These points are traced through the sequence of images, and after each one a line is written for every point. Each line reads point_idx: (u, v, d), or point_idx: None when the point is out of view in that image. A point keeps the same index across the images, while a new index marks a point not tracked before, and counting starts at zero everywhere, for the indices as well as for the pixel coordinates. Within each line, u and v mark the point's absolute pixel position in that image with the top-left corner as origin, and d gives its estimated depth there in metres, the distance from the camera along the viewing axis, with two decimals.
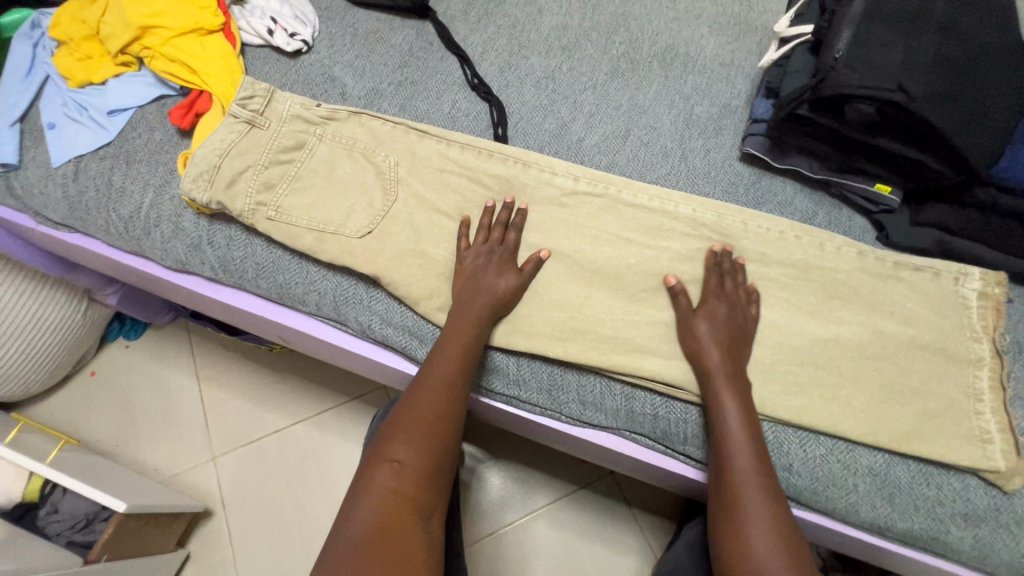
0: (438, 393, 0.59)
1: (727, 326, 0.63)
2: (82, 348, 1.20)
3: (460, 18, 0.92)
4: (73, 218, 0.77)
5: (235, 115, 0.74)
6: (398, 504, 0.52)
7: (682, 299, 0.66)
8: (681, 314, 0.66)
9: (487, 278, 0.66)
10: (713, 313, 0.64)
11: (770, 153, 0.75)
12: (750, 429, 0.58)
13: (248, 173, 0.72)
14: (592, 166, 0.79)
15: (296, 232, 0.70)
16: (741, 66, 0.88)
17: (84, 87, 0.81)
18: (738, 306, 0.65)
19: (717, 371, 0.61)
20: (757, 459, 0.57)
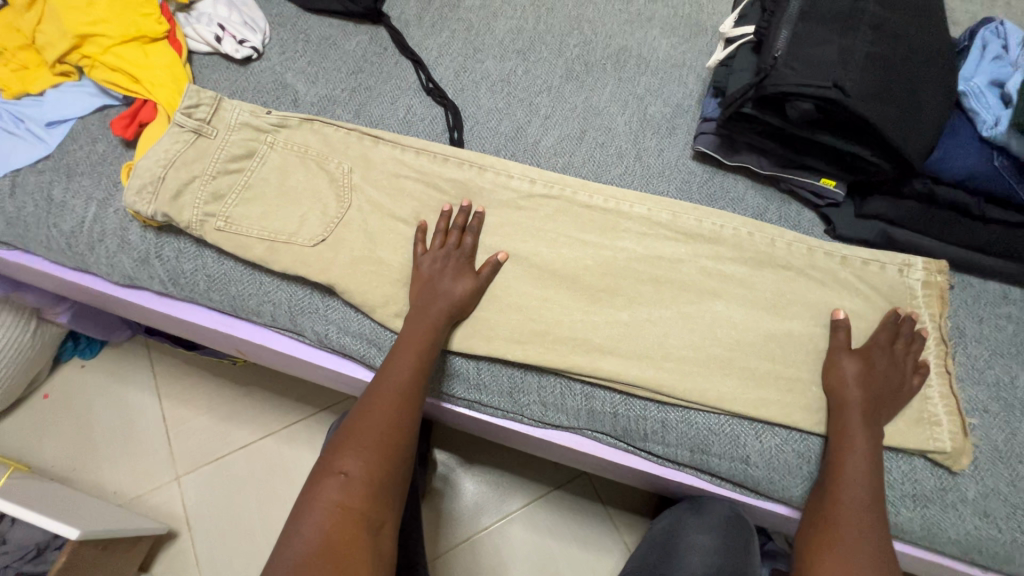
0: (392, 402, 0.59)
1: (883, 379, 0.63)
2: (34, 370, 1.16)
3: (414, 23, 0.91)
4: (11, 235, 0.74)
5: (180, 125, 0.72)
6: (345, 517, 0.51)
7: (841, 336, 0.66)
8: (835, 349, 0.65)
9: (444, 282, 0.66)
10: (872, 361, 0.63)
11: (721, 150, 0.77)
12: (868, 460, 0.58)
13: (197, 184, 0.70)
14: (549, 167, 0.79)
15: (248, 242, 0.69)
16: (692, 66, 0.90)
17: (21, 98, 0.77)
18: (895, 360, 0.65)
19: (858, 401, 0.61)
20: (868, 490, 0.57)
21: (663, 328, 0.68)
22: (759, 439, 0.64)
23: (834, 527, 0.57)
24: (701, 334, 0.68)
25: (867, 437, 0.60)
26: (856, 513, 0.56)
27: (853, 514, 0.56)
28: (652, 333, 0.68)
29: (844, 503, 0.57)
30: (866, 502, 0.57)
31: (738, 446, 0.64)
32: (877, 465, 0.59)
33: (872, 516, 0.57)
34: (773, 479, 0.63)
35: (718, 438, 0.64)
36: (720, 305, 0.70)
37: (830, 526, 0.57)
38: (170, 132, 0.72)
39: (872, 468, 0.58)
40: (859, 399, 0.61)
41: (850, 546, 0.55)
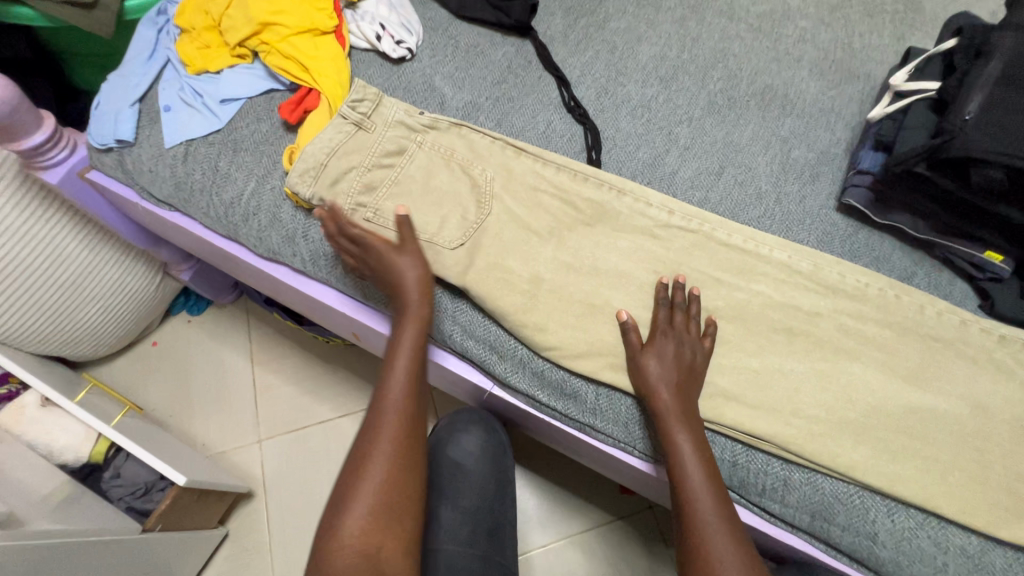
0: (395, 401, 0.60)
1: (675, 365, 0.63)
2: (149, 317, 1.25)
3: (560, 40, 0.93)
4: (176, 197, 0.80)
5: (344, 116, 0.76)
6: (375, 517, 0.54)
7: (631, 338, 0.66)
8: (631, 354, 0.65)
9: (676, 324, 0.66)
10: (661, 351, 0.64)
11: (872, 207, 0.73)
12: (703, 470, 0.58)
13: (353, 174, 0.74)
14: (684, 200, 0.78)
15: (391, 236, 0.71)
16: (842, 113, 0.86)
17: (201, 74, 0.84)
18: (696, 373, 0.64)
19: (665, 413, 0.61)
20: (715, 502, 0.57)
21: (795, 383, 0.65)
22: (890, 517, 0.60)
23: (700, 538, 0.55)
24: (837, 396, 0.64)
25: (693, 448, 0.59)
26: (706, 525, 0.56)
27: (713, 528, 0.55)
28: (783, 385, 0.65)
29: (701, 513, 0.56)
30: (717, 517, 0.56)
31: (867, 521, 0.60)
32: (716, 477, 0.59)
33: (730, 531, 0.56)
34: (901, 563, 0.59)
35: (845, 508, 0.61)
36: (857, 367, 0.66)
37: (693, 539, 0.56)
38: (332, 125, 0.76)
39: (709, 482, 0.58)
40: (663, 410, 0.61)
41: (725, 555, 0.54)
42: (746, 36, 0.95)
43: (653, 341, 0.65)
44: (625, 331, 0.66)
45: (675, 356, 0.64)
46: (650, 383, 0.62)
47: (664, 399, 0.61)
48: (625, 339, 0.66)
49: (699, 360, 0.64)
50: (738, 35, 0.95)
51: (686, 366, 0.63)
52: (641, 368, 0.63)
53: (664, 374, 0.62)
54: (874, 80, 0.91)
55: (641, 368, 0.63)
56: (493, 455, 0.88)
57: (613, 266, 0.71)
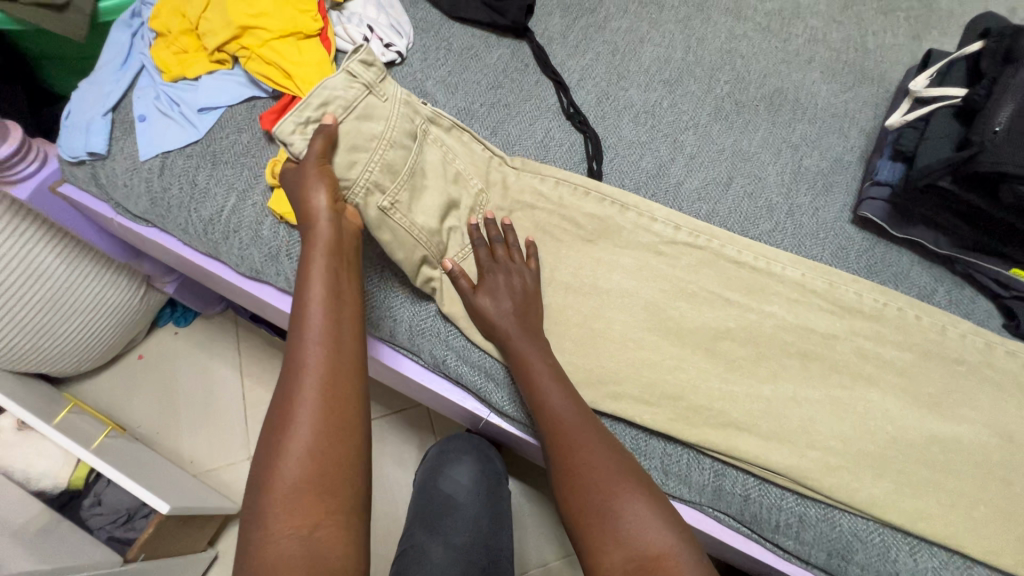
0: (312, 353, 0.51)
1: (511, 297, 0.63)
2: (134, 331, 1.20)
3: (558, 41, 0.88)
4: (153, 213, 0.76)
5: (353, 75, 0.66)
6: (301, 492, 0.46)
7: (460, 284, 0.64)
8: (465, 298, 0.64)
9: (497, 259, 0.66)
10: (493, 288, 0.64)
11: (890, 219, 0.69)
12: (568, 399, 0.57)
13: (368, 154, 0.63)
14: (690, 213, 0.74)
15: (405, 239, 0.64)
16: (855, 119, 0.82)
17: (178, 81, 0.79)
18: (530, 309, 0.64)
19: (515, 340, 0.61)
20: (583, 426, 0.56)
21: (810, 411, 0.61)
22: (914, 557, 0.56)
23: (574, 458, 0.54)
24: (855, 426, 0.60)
25: (548, 370, 0.59)
26: (580, 450, 0.54)
27: (591, 451, 0.54)
28: (797, 414, 0.61)
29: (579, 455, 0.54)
30: (591, 440, 0.55)
31: (887, 561, 0.56)
32: (579, 402, 0.58)
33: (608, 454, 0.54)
34: None
35: (864, 547, 0.57)
36: (876, 394, 0.62)
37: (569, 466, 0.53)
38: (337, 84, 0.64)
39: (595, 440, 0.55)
40: (509, 338, 0.61)
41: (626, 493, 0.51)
42: (754, 36, 0.91)
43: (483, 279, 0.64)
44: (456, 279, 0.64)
45: (506, 288, 0.64)
46: (495, 321, 0.62)
47: (506, 328, 0.62)
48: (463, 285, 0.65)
49: (521, 284, 0.65)
50: (745, 35, 0.91)
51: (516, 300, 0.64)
52: (479, 308, 0.63)
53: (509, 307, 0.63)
54: (889, 82, 0.86)
55: (480, 307, 0.63)
56: (489, 489, 0.86)
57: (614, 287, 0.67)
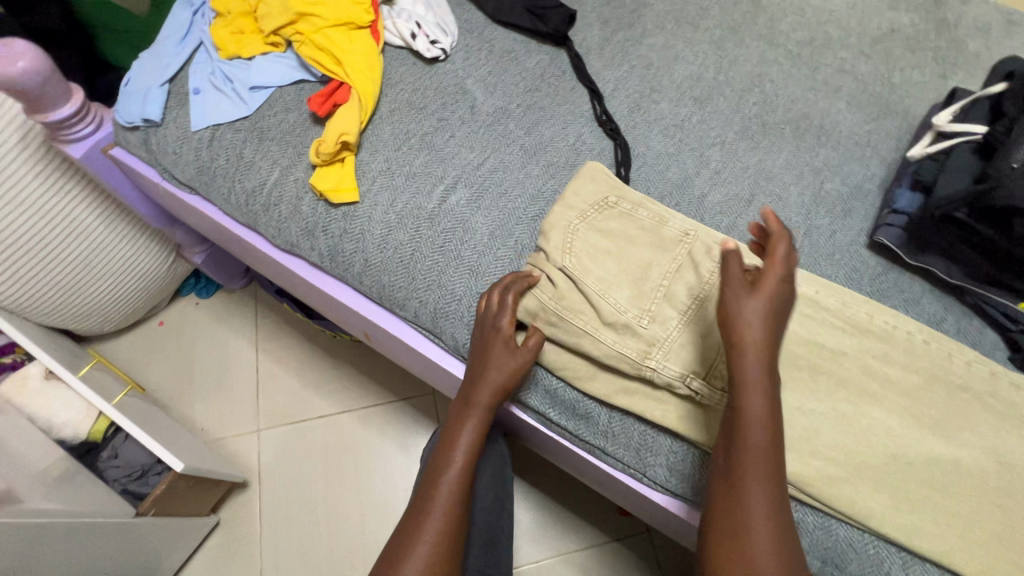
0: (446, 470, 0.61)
1: (776, 297, 0.51)
2: (158, 297, 1.24)
3: (596, 52, 0.92)
4: (198, 181, 0.80)
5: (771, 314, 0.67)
6: None
7: (734, 269, 0.52)
8: (733, 290, 0.52)
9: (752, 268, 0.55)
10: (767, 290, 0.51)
11: (905, 246, 0.71)
12: (770, 438, 0.49)
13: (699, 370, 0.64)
14: (711, 225, 0.77)
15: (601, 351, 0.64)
16: (876, 149, 0.85)
17: (233, 60, 0.84)
18: (785, 304, 0.53)
19: (755, 360, 0.50)
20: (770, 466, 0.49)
21: (815, 423, 0.63)
22: (904, 571, 0.58)
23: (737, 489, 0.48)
24: (857, 440, 0.62)
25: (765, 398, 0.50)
26: (747, 482, 0.48)
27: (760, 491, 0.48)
28: (802, 424, 0.63)
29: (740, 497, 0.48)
30: (770, 485, 0.48)
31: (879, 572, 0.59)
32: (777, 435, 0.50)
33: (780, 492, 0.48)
34: None
35: (858, 557, 0.60)
36: (879, 411, 0.64)
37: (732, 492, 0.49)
38: None
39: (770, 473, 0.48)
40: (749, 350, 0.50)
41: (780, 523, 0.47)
42: (785, 63, 0.94)
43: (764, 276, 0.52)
44: (728, 259, 0.54)
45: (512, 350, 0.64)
46: (745, 323, 0.50)
47: (756, 342, 0.50)
48: (725, 268, 0.53)
49: (786, 286, 0.53)
50: (776, 60, 0.94)
51: (772, 299, 0.51)
52: (742, 310, 0.51)
53: (768, 316, 0.51)
54: (913, 116, 0.89)
55: (735, 303, 0.51)
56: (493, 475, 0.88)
57: (637, 271, 0.67)
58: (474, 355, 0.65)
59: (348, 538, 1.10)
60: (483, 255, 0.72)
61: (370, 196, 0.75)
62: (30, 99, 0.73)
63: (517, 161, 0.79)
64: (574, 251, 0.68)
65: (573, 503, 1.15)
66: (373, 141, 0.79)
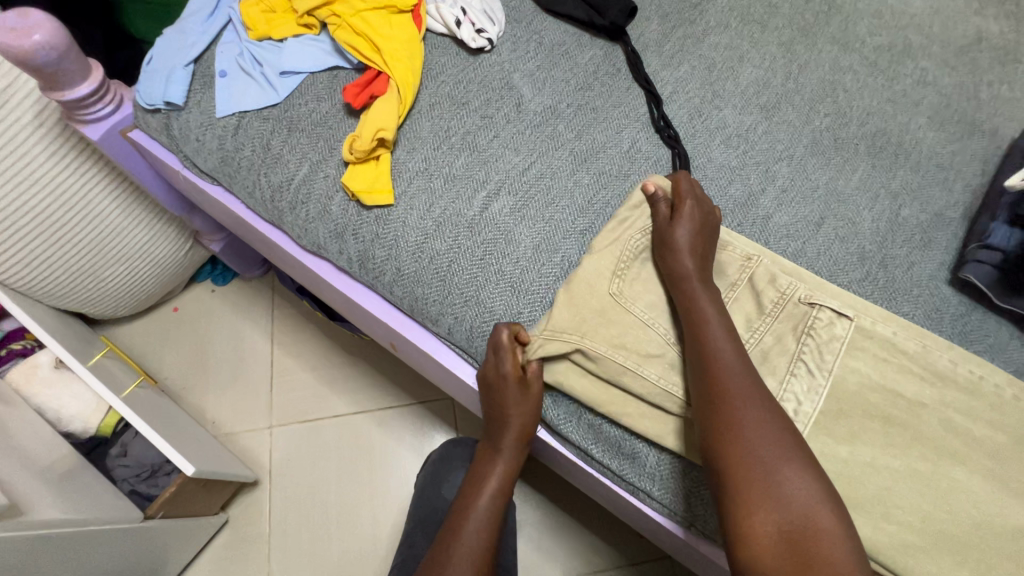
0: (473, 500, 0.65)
1: (700, 226, 0.63)
2: (173, 283, 1.20)
3: (654, 49, 0.84)
4: (221, 172, 0.74)
5: (837, 350, 0.61)
6: None
7: (661, 208, 0.65)
8: (661, 224, 0.64)
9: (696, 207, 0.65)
10: (690, 216, 0.63)
11: (996, 288, 0.64)
12: (737, 360, 0.55)
13: None
14: (776, 250, 0.70)
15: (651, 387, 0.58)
16: (960, 172, 0.77)
17: (263, 41, 0.77)
18: (710, 231, 0.64)
19: (692, 281, 0.60)
20: (750, 391, 0.53)
21: (889, 481, 0.56)
22: None
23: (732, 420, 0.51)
24: (935, 505, 0.56)
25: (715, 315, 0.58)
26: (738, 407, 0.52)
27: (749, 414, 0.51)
28: (874, 482, 0.56)
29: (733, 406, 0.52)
30: (756, 408, 0.52)
31: None
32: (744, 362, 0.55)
33: (779, 437, 0.51)
34: None
35: None
36: (960, 472, 0.57)
37: (726, 423, 0.51)
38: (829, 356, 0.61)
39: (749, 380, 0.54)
40: (686, 274, 0.60)
41: (787, 461, 0.49)
42: (861, 70, 0.86)
43: (682, 210, 0.63)
44: (654, 202, 0.66)
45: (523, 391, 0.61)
46: (675, 245, 0.61)
47: (686, 265, 0.60)
48: (653, 211, 0.66)
49: (703, 214, 0.64)
50: (851, 67, 0.86)
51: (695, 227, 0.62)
52: (670, 233, 0.62)
53: (694, 238, 0.62)
54: (1000, 138, 0.81)
55: (670, 233, 0.62)
56: None
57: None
58: (486, 400, 0.64)
59: (358, 546, 1.06)
60: (527, 270, 0.66)
61: (405, 199, 0.69)
62: (45, 75, 0.68)
63: (566, 167, 0.73)
64: (626, 275, 0.63)
65: (593, 523, 1.10)
66: (410, 138, 0.73)
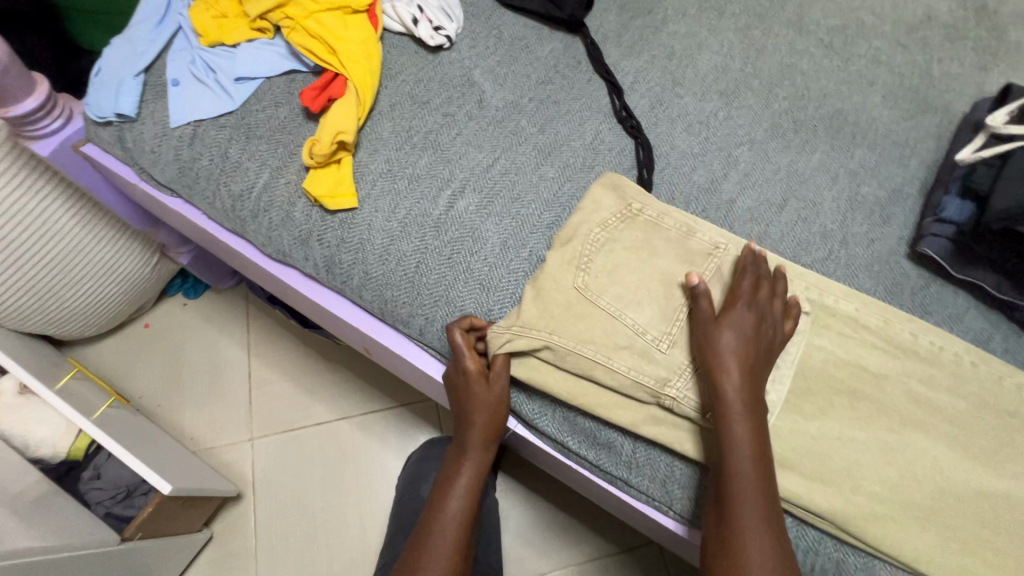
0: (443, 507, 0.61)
1: (752, 341, 0.55)
2: (142, 299, 1.17)
3: (613, 40, 0.84)
4: (180, 183, 0.73)
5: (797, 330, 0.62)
6: None
7: (702, 305, 0.57)
8: (700, 321, 0.57)
9: (759, 298, 0.57)
10: (738, 323, 0.55)
11: (951, 259, 0.66)
12: (758, 478, 0.52)
13: None
14: (741, 233, 0.71)
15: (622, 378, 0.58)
16: (916, 148, 0.79)
17: (215, 47, 0.76)
18: (772, 347, 0.56)
19: (734, 400, 0.53)
20: (762, 513, 0.51)
21: (856, 453, 0.58)
22: None
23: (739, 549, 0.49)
24: (902, 473, 0.57)
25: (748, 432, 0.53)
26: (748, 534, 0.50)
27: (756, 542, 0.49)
28: (842, 455, 0.58)
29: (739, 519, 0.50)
30: (765, 531, 0.50)
31: None
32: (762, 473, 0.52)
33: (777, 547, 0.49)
34: None
35: None
36: (925, 440, 0.59)
37: (732, 552, 0.50)
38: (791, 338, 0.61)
39: (762, 494, 0.51)
40: (728, 385, 0.53)
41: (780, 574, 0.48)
42: (816, 53, 0.87)
43: (730, 312, 0.56)
44: (694, 297, 0.58)
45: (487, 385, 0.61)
46: (719, 354, 0.54)
47: (730, 384, 0.53)
48: (694, 306, 0.58)
49: (754, 322, 0.55)
50: (806, 50, 0.87)
51: (739, 339, 0.54)
52: (715, 339, 0.55)
53: (740, 351, 0.54)
54: (952, 113, 0.83)
55: (713, 340, 0.55)
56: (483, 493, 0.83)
57: (660, 287, 0.62)
58: (452, 397, 0.64)
59: (347, 552, 1.05)
60: (495, 267, 0.66)
61: (369, 201, 0.69)
62: None
63: (531, 162, 0.72)
64: (591, 269, 0.63)
65: (581, 514, 1.10)
66: (372, 140, 0.72)
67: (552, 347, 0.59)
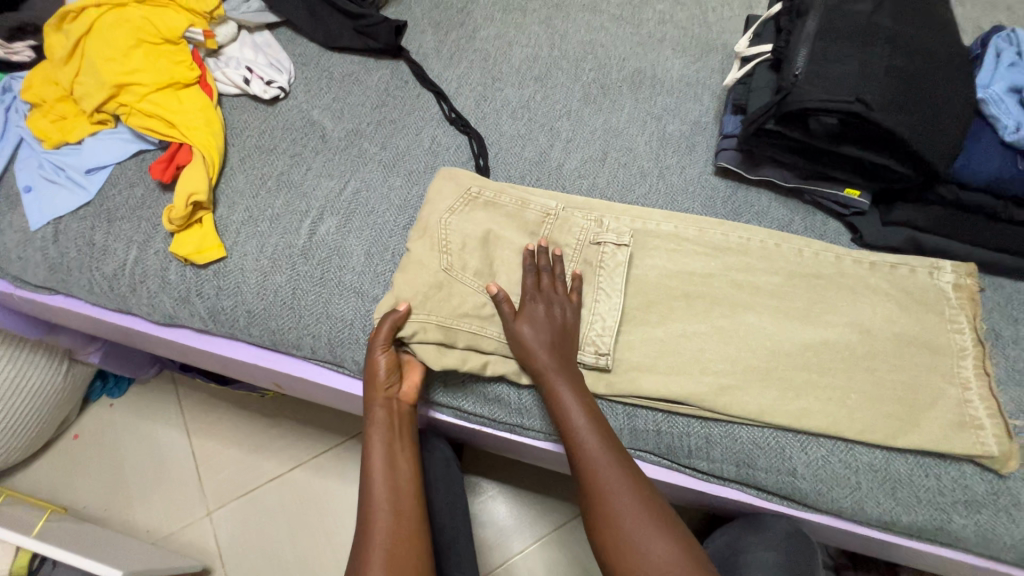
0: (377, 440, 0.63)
1: (547, 327, 0.63)
2: (65, 410, 1.16)
3: (434, 56, 0.94)
4: (54, 280, 0.76)
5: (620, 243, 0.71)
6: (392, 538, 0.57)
7: (504, 308, 0.64)
8: (505, 322, 0.64)
9: (544, 288, 0.66)
10: (531, 316, 0.64)
11: (743, 165, 0.78)
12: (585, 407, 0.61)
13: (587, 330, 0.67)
14: (573, 190, 0.81)
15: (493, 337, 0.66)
16: (706, 84, 0.92)
17: (60, 148, 0.80)
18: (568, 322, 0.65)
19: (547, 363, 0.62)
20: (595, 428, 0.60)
21: (699, 343, 0.68)
22: (804, 451, 0.64)
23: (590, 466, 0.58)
24: (739, 348, 0.68)
25: (572, 397, 0.61)
26: (601, 469, 0.58)
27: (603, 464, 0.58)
28: (687, 348, 0.68)
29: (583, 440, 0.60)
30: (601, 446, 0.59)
31: (784, 459, 0.64)
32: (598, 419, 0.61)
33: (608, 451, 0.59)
34: (821, 490, 0.63)
35: (763, 452, 0.65)
36: (752, 316, 0.69)
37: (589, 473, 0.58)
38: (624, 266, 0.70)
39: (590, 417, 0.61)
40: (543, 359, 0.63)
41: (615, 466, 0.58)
42: (611, 26, 1.00)
43: (525, 308, 0.64)
44: (498, 303, 0.65)
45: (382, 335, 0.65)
46: (525, 345, 0.62)
47: (541, 357, 0.62)
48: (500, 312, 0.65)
49: (545, 312, 0.64)
50: (602, 25, 1.00)
51: (534, 327, 0.63)
52: (517, 335, 0.63)
53: (537, 331, 0.63)
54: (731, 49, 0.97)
55: (516, 335, 0.63)
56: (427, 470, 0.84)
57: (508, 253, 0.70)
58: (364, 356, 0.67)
59: None
60: (364, 274, 0.72)
61: (237, 248, 0.74)
62: None
63: (378, 177, 0.80)
64: (455, 249, 0.69)
65: (541, 486, 1.16)
66: (229, 194, 0.79)
67: (436, 326, 0.65)
